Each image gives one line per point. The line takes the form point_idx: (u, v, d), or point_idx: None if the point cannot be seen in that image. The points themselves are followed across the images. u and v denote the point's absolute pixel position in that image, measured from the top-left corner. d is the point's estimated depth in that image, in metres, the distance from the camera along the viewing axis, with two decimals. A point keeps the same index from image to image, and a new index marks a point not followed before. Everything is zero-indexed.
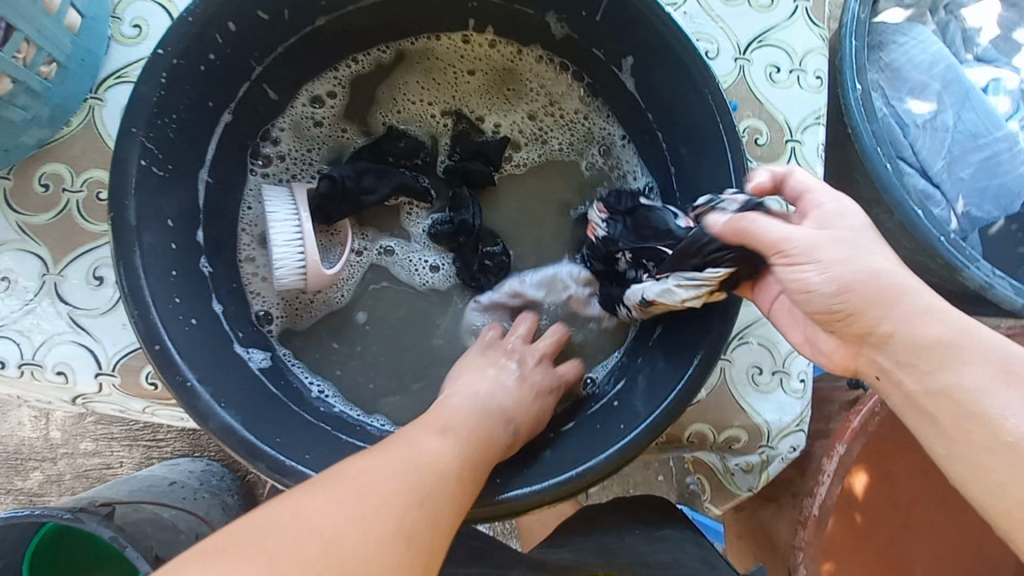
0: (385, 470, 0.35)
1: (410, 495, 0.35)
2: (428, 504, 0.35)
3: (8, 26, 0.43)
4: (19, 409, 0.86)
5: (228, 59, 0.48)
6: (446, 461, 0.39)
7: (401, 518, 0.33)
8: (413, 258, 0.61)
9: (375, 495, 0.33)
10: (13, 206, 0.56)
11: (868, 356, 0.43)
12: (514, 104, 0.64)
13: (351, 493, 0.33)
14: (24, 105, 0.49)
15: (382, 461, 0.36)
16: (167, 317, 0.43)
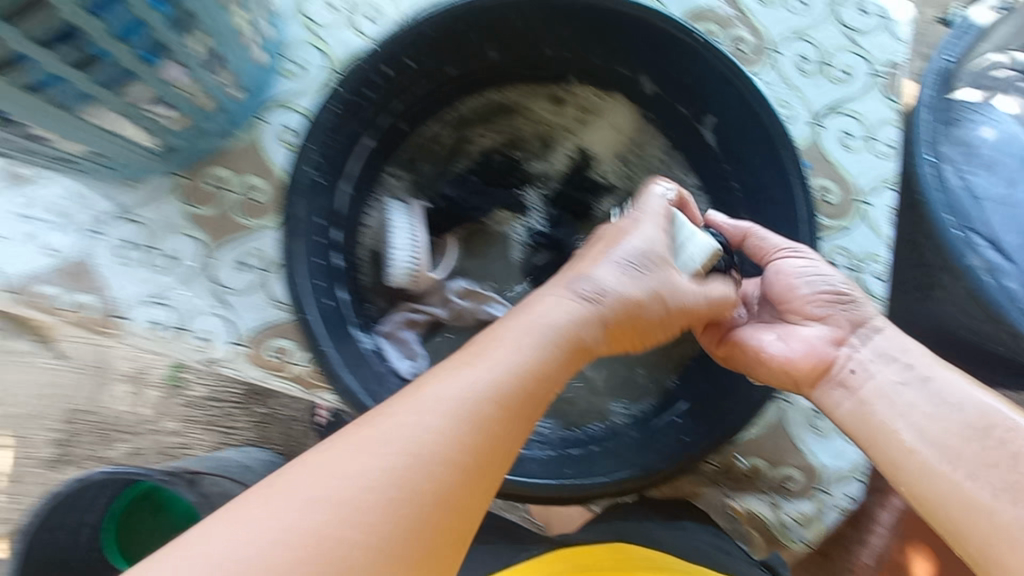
0: (398, 448, 0.33)
1: (440, 492, 0.33)
2: (460, 501, 0.33)
3: (216, 55, 0.55)
4: (116, 385, 0.95)
5: (385, 96, 0.60)
6: (471, 442, 0.35)
7: (429, 526, 0.32)
8: (510, 260, 0.71)
9: (403, 502, 0.32)
10: (186, 199, 0.67)
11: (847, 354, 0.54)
12: (602, 147, 0.73)
13: (374, 492, 0.31)
14: (216, 120, 0.62)
15: (415, 430, 0.34)
16: (313, 296, 0.54)
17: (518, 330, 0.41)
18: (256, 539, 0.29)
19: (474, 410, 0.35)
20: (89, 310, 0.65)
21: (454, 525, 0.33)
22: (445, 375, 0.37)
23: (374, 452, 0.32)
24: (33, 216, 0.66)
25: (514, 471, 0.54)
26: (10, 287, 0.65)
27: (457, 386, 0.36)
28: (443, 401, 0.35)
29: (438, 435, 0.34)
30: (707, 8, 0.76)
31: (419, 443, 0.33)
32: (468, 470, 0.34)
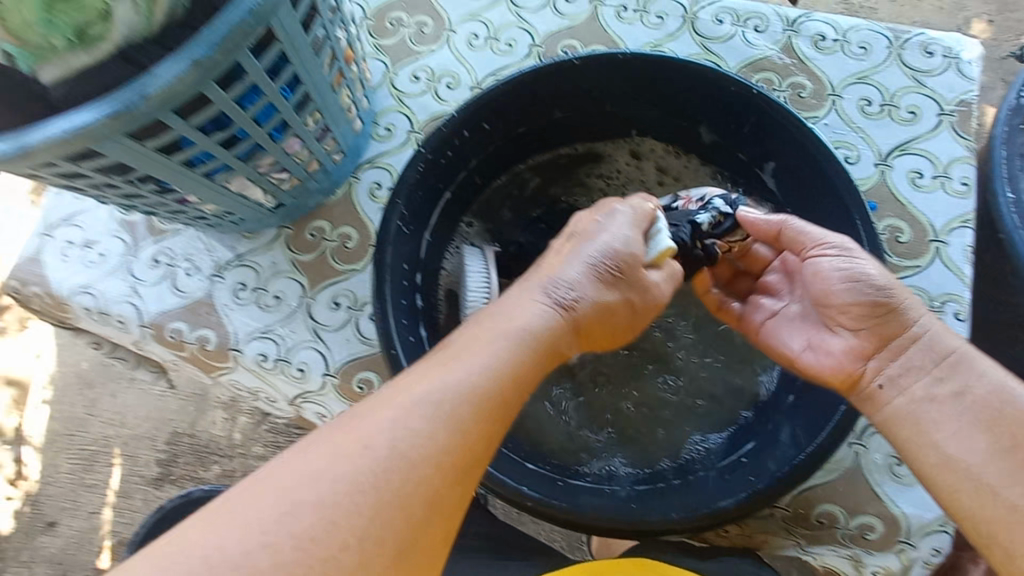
0: (373, 455, 0.38)
1: (423, 494, 0.38)
2: (443, 499, 0.39)
3: (325, 127, 0.66)
4: (215, 411, 1.19)
5: (463, 154, 0.68)
6: (442, 447, 0.40)
7: (415, 523, 0.38)
8: None
9: (389, 502, 0.37)
10: (291, 248, 0.78)
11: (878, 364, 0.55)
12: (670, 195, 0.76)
13: (365, 493, 0.37)
14: (320, 179, 0.72)
15: (399, 439, 0.39)
16: (400, 333, 0.60)
17: (484, 338, 0.47)
18: (264, 528, 0.35)
19: (451, 418, 0.41)
20: (207, 343, 0.75)
21: (438, 521, 0.39)
22: (427, 382, 0.43)
23: (361, 459, 0.38)
24: (168, 262, 0.78)
25: (582, 503, 0.56)
26: (146, 322, 0.77)
27: (438, 393, 0.42)
28: (421, 409, 0.41)
29: (421, 442, 0.39)
30: (764, 57, 0.80)
31: (403, 448, 0.39)
32: (450, 470, 0.40)
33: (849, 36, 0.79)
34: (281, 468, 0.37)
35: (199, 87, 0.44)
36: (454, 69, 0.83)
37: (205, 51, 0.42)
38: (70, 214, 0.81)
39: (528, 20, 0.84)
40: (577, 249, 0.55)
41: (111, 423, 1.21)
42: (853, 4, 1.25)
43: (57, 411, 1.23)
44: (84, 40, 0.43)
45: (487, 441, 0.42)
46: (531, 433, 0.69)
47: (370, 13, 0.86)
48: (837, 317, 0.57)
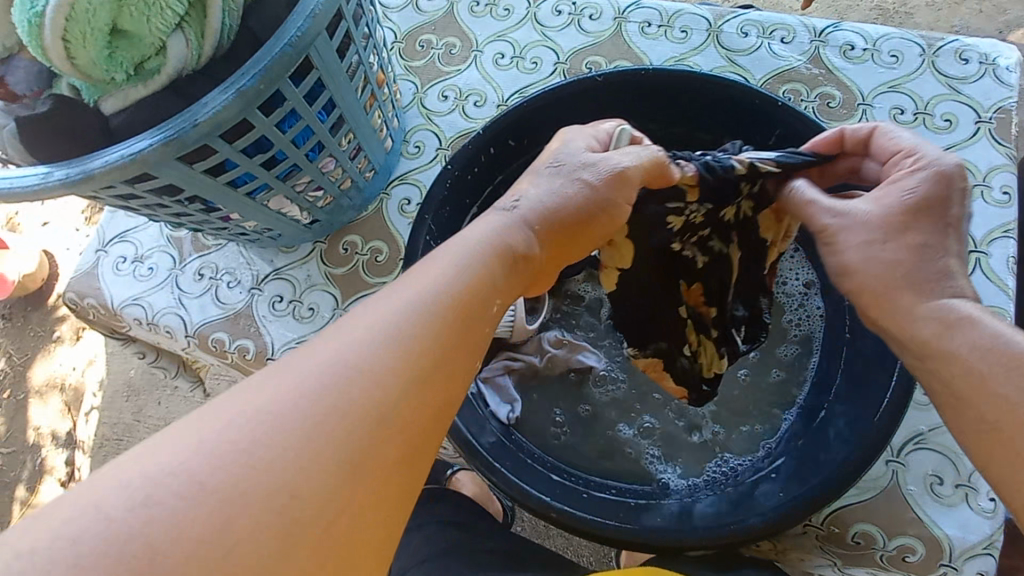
0: (317, 365, 0.34)
1: (384, 403, 0.34)
2: (411, 408, 0.35)
3: (358, 147, 0.69)
4: None
5: (490, 171, 0.70)
6: (406, 343, 0.36)
7: (381, 435, 0.33)
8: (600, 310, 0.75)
9: (344, 414, 0.33)
10: (325, 261, 0.81)
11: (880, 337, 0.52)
12: None
13: (314, 410, 0.32)
14: (352, 197, 0.75)
15: (346, 351, 0.35)
16: None
17: (445, 250, 0.44)
18: (204, 471, 0.29)
19: (408, 324, 0.37)
20: (247, 353, 0.79)
21: (407, 431, 0.34)
22: (376, 299, 0.39)
23: (307, 376, 0.33)
24: (212, 276, 0.83)
25: (606, 515, 0.56)
26: (191, 333, 0.81)
27: (390, 306, 0.38)
28: (371, 320, 0.37)
29: (373, 349, 0.35)
30: (791, 68, 0.79)
31: (355, 358, 0.34)
32: (413, 374, 0.36)
33: (879, 44, 0.78)
34: (212, 407, 0.32)
35: (243, 114, 0.48)
36: (481, 88, 0.86)
37: (250, 80, 0.46)
38: (124, 231, 0.87)
39: (553, 38, 0.86)
40: (542, 171, 0.50)
41: (156, 429, 1.26)
42: (886, 11, 1.22)
43: (106, 417, 1.29)
44: (141, 74, 0.48)
45: (457, 347, 0.39)
46: (556, 444, 0.69)
47: (401, 37, 0.90)
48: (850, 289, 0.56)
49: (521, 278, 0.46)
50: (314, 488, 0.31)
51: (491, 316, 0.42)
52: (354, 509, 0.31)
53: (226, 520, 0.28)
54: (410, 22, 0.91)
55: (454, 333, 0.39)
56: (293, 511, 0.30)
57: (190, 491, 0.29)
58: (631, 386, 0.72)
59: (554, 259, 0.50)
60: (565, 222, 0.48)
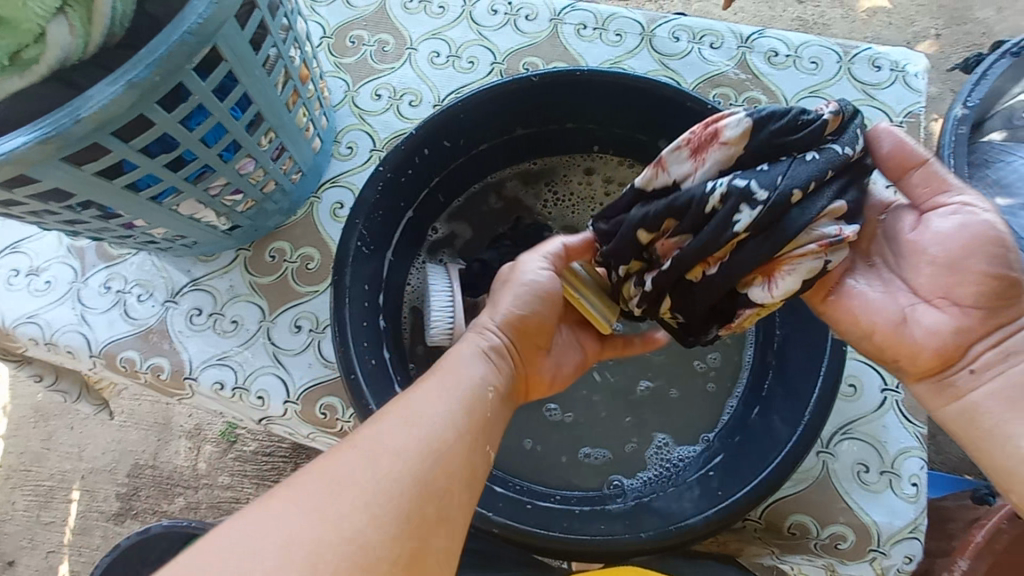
0: (360, 478, 0.39)
1: (424, 477, 0.40)
2: (440, 482, 0.41)
3: (282, 148, 0.65)
4: (178, 440, 1.15)
5: (422, 172, 0.67)
6: (441, 455, 0.42)
7: (421, 507, 0.39)
8: None
9: (393, 488, 0.39)
10: (250, 270, 0.75)
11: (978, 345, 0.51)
12: None
13: (355, 519, 0.37)
14: (278, 200, 0.71)
15: (399, 434, 0.42)
16: (356, 331, 0.58)
17: (453, 370, 0.49)
18: (274, 537, 0.35)
19: (444, 421, 0.44)
20: (161, 372, 0.72)
21: (439, 503, 0.40)
22: (411, 397, 0.45)
23: (370, 460, 0.40)
24: (120, 289, 0.75)
25: (553, 525, 0.55)
26: (96, 353, 0.73)
27: (431, 405, 0.45)
28: (414, 413, 0.44)
29: (403, 462, 0.40)
30: (720, 73, 0.81)
31: (405, 441, 0.41)
32: (448, 458, 0.42)
33: (800, 51, 0.82)
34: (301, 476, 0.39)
35: (139, 109, 0.43)
36: (416, 87, 0.83)
37: (143, 72, 0.41)
38: (16, 240, 0.77)
39: (490, 38, 0.85)
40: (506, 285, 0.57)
41: (69, 456, 1.16)
42: (807, 22, 1.29)
43: (9, 446, 1.17)
44: (17, 64, 0.41)
45: (480, 436, 0.45)
46: (503, 449, 0.68)
47: (330, 32, 0.86)
48: (951, 289, 0.51)
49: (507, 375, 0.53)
50: None
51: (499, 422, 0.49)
52: None
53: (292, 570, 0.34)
54: (339, 16, 0.87)
55: (476, 442, 0.45)
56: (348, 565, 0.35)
57: (261, 548, 0.35)
58: (574, 388, 0.72)
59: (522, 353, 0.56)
60: (533, 315, 0.56)
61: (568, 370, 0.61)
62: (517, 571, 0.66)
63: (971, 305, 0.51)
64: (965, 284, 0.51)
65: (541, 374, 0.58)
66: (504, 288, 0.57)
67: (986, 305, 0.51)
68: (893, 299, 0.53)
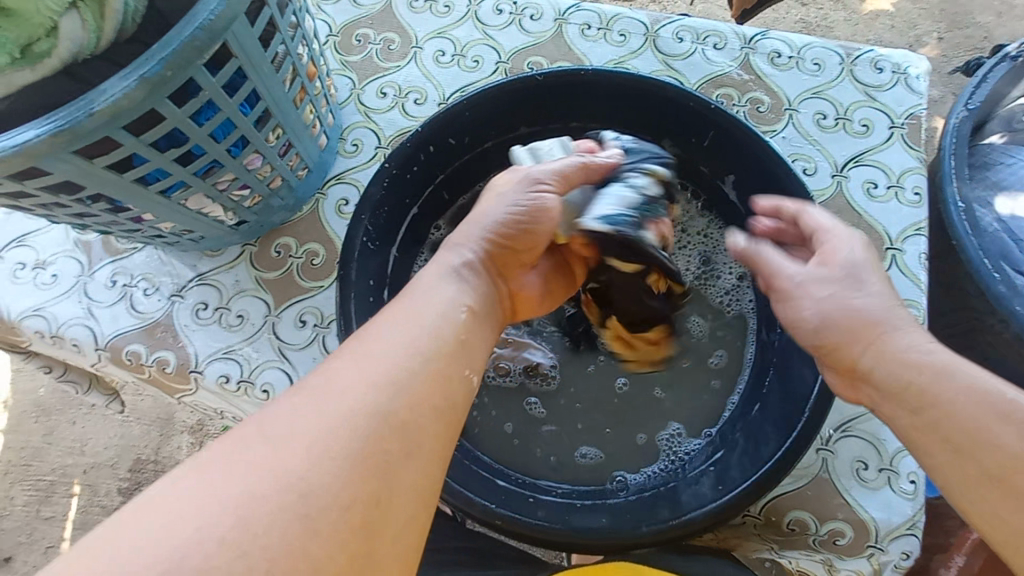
0: (308, 424, 0.36)
1: (384, 410, 0.38)
2: (404, 414, 0.38)
3: (289, 144, 0.65)
4: (181, 435, 1.15)
5: (427, 169, 0.68)
6: (401, 392, 0.39)
7: (382, 441, 0.37)
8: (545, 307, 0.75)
9: (348, 424, 0.37)
10: (255, 265, 0.76)
11: (865, 391, 0.51)
12: None
13: (304, 467, 0.35)
14: (283, 196, 0.71)
15: (358, 371, 0.39)
16: (361, 326, 0.59)
17: (417, 303, 0.46)
18: (224, 494, 0.33)
19: (404, 357, 0.41)
20: (166, 366, 0.73)
21: (404, 436, 0.38)
22: (375, 331, 0.43)
23: (320, 403, 0.37)
24: (126, 283, 0.76)
25: (553, 518, 0.55)
26: (102, 346, 0.74)
27: (389, 338, 0.42)
28: (372, 346, 0.41)
29: (358, 402, 0.38)
30: (723, 74, 0.82)
31: (361, 377, 0.39)
32: (414, 388, 0.40)
33: (803, 52, 0.82)
34: (249, 427, 0.37)
35: (150, 104, 0.43)
36: (421, 85, 0.84)
37: (154, 67, 0.42)
38: (22, 234, 0.78)
39: (494, 37, 0.85)
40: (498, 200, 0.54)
41: (71, 451, 1.16)
42: (810, 25, 1.30)
43: (11, 441, 1.17)
44: (29, 57, 0.42)
45: (452, 361, 0.43)
46: (506, 445, 0.69)
47: (336, 30, 0.86)
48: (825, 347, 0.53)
49: (485, 296, 0.51)
50: (307, 540, 0.33)
51: (481, 348, 0.47)
52: (347, 542, 0.34)
53: (238, 528, 0.32)
54: (346, 15, 0.87)
55: (440, 374, 0.42)
56: (300, 513, 0.33)
57: (201, 511, 0.32)
58: (575, 385, 0.72)
59: (505, 271, 0.54)
60: (527, 231, 0.54)
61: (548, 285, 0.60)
62: (519, 566, 0.66)
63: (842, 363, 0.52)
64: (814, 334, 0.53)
65: (528, 289, 0.57)
66: (489, 204, 0.55)
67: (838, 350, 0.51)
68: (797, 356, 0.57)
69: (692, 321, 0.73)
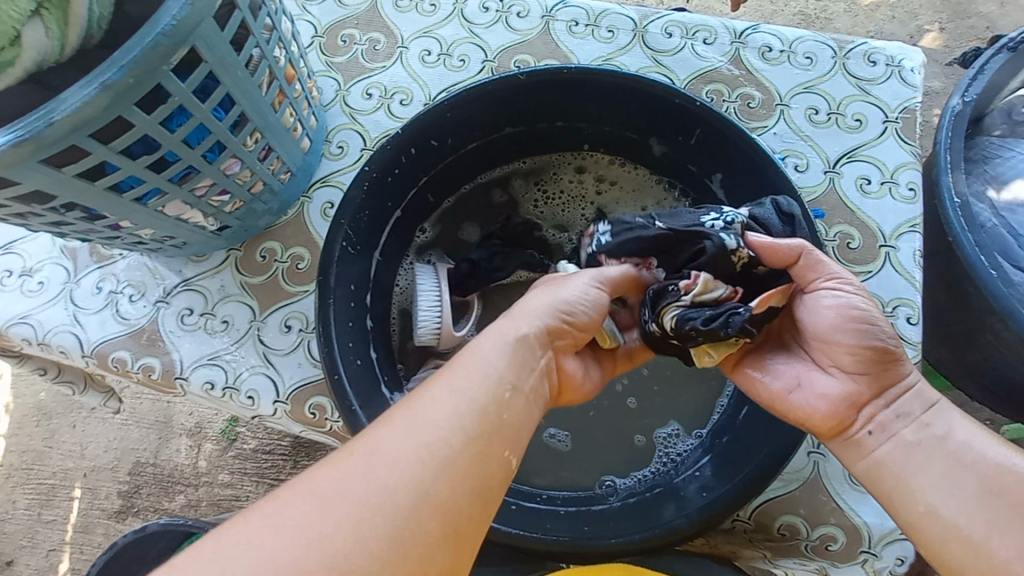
0: (361, 490, 0.36)
1: (429, 491, 0.37)
2: (442, 496, 0.38)
3: (270, 148, 0.64)
4: (179, 438, 1.16)
5: (410, 172, 0.67)
6: (450, 470, 0.39)
7: (419, 525, 0.36)
8: None
9: (392, 502, 0.36)
10: (240, 270, 0.75)
11: (873, 408, 0.53)
12: (637, 207, 0.77)
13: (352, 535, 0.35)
14: (267, 200, 0.70)
15: (410, 443, 0.39)
16: (341, 332, 0.58)
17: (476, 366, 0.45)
18: (259, 554, 0.34)
19: (457, 430, 0.40)
20: (152, 372, 0.72)
21: (444, 522, 0.37)
22: (430, 400, 0.42)
23: (374, 470, 0.37)
24: (113, 289, 0.76)
25: (535, 526, 0.54)
26: (88, 353, 0.73)
27: (447, 408, 0.41)
28: (418, 417, 0.40)
29: (409, 474, 0.38)
30: (713, 69, 0.80)
31: (414, 450, 0.39)
32: (458, 469, 0.39)
33: (795, 46, 0.81)
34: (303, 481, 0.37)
35: (115, 110, 0.43)
36: (406, 86, 0.83)
37: (117, 73, 0.41)
38: (9, 241, 0.78)
39: (481, 36, 0.84)
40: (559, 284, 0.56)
41: (71, 454, 1.17)
42: (808, 17, 1.28)
43: (13, 445, 1.18)
44: None
45: (496, 440, 0.42)
46: None
47: (321, 31, 0.85)
48: (832, 358, 0.54)
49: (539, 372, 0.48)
50: None
51: (526, 426, 0.45)
52: None
53: None
54: (330, 15, 0.86)
55: (491, 451, 0.41)
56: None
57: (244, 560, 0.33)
58: None
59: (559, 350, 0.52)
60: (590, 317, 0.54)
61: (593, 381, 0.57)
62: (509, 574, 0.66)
63: (857, 372, 0.53)
64: (845, 352, 0.53)
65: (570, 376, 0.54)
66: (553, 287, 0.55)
67: (870, 371, 0.53)
68: (787, 368, 0.57)
69: None
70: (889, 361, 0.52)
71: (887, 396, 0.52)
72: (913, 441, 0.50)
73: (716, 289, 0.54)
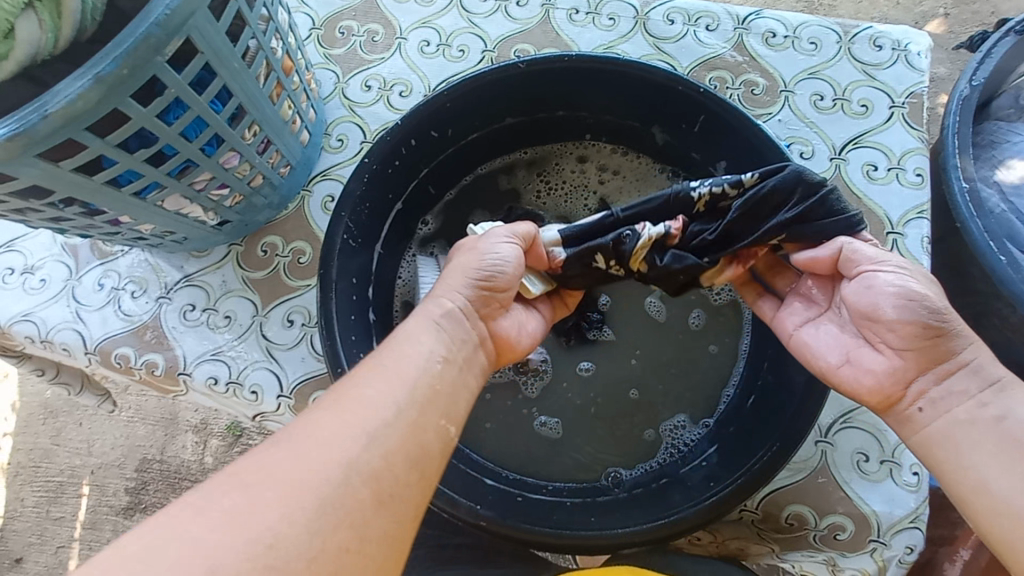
0: (288, 469, 0.37)
1: (359, 466, 0.39)
2: (378, 466, 0.39)
3: (268, 141, 0.64)
4: (185, 435, 1.16)
5: (410, 164, 0.66)
6: (382, 441, 0.40)
7: (355, 494, 0.38)
8: None
9: (323, 475, 0.37)
10: (242, 265, 0.75)
11: (919, 383, 0.52)
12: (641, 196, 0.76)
13: (280, 512, 0.35)
14: (266, 195, 0.70)
15: (332, 428, 0.40)
16: (343, 326, 0.58)
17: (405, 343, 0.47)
18: (191, 549, 0.33)
19: (388, 404, 0.42)
20: (156, 368, 0.72)
21: (380, 493, 0.38)
22: (355, 383, 0.43)
23: (304, 449, 0.38)
24: (114, 286, 0.75)
25: (542, 518, 0.54)
26: (91, 349, 0.73)
27: (376, 384, 0.43)
28: (349, 397, 0.42)
29: (342, 449, 0.39)
30: (716, 56, 0.79)
31: (337, 433, 0.40)
32: (390, 442, 0.40)
33: (799, 32, 0.79)
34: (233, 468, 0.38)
35: (110, 104, 0.42)
36: (406, 77, 0.82)
37: (110, 65, 0.40)
38: (10, 239, 0.78)
39: (480, 25, 0.83)
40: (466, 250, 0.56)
41: (78, 452, 1.17)
42: (811, 4, 1.26)
43: (21, 443, 1.18)
44: None
45: (429, 412, 0.43)
46: (503, 441, 0.68)
47: (319, 23, 0.85)
48: (882, 334, 0.52)
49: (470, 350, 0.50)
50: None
51: (461, 398, 0.47)
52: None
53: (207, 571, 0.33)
54: (328, 7, 0.86)
55: (425, 419, 0.43)
56: (267, 557, 0.34)
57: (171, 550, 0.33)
58: (566, 380, 0.71)
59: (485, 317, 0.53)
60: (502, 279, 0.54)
61: (533, 331, 0.59)
62: (517, 566, 0.65)
63: (906, 349, 0.51)
64: (894, 330, 0.51)
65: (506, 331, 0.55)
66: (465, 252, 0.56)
67: (918, 347, 0.51)
68: (834, 345, 0.56)
69: (688, 313, 0.72)
70: (942, 337, 0.50)
71: (938, 371, 0.51)
72: (964, 420, 0.49)
73: (656, 227, 0.56)
